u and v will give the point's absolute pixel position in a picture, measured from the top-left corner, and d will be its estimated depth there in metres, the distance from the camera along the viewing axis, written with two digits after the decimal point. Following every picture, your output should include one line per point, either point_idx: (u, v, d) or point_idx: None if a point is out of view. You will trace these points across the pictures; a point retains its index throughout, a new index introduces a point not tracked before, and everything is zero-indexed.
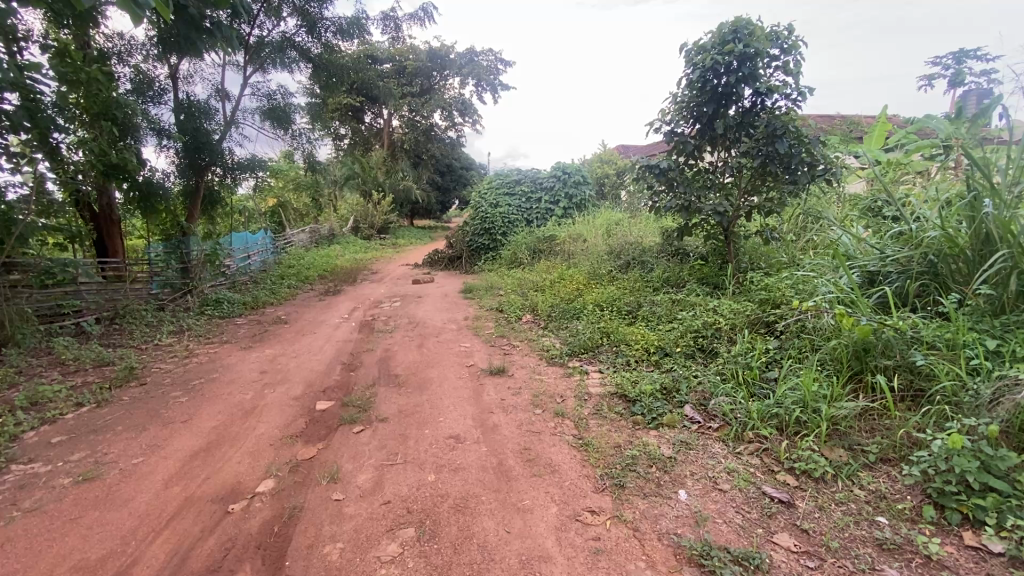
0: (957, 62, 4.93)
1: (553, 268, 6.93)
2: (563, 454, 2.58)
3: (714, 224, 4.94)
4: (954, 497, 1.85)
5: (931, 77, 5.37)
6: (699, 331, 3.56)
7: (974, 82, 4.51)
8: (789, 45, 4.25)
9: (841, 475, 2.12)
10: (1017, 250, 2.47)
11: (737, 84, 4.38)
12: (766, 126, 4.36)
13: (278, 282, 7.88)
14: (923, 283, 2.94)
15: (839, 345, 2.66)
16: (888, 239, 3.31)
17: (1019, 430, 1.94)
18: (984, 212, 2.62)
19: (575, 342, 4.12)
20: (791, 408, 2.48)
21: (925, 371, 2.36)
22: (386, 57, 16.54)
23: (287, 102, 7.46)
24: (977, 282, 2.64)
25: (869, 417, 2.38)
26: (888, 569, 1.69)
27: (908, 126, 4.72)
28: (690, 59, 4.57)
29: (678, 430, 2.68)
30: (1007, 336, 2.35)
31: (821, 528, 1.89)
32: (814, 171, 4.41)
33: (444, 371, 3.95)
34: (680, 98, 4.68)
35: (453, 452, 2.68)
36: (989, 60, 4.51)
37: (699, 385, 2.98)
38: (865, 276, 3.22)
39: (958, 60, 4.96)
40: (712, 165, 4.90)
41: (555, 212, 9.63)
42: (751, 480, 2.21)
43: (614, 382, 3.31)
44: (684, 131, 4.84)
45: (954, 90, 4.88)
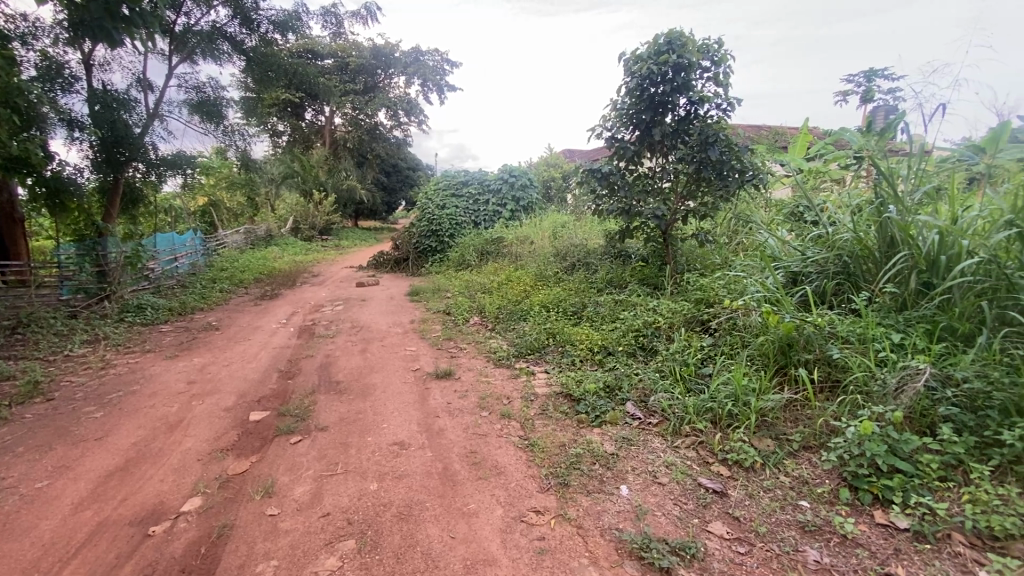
0: (868, 80, 5.38)
1: (502, 270, 6.94)
2: (508, 456, 2.59)
3: (654, 228, 5.13)
4: (865, 479, 2.01)
5: (846, 93, 5.83)
6: (640, 330, 3.69)
7: (883, 99, 4.94)
8: (720, 58, 4.49)
9: (768, 464, 2.25)
10: (916, 252, 2.76)
11: (672, 93, 4.59)
12: (699, 134, 4.61)
13: (209, 286, 7.42)
14: (839, 282, 3.18)
15: (766, 341, 2.83)
16: (808, 242, 3.56)
17: (920, 416, 2.14)
18: (889, 216, 2.90)
19: (522, 343, 4.15)
20: (723, 402, 2.60)
21: (841, 364, 2.54)
22: (328, 53, 16.03)
23: (218, 95, 7.06)
24: (881, 281, 2.90)
25: (792, 408, 2.54)
26: (810, 549, 1.81)
27: (826, 138, 5.09)
28: (628, 68, 4.74)
29: (619, 427, 2.76)
30: (909, 330, 2.58)
31: (751, 514, 2.00)
32: (743, 177, 4.68)
33: (388, 376, 3.86)
34: (620, 105, 4.84)
35: (397, 459, 2.61)
36: (894, 78, 4.97)
37: (639, 382, 3.08)
38: (789, 276, 3.43)
39: (868, 78, 5.42)
40: (651, 170, 5.07)
41: (503, 214, 9.66)
42: (688, 472, 2.30)
43: (560, 382, 3.36)
44: (624, 137, 4.98)
45: (866, 105, 5.32)
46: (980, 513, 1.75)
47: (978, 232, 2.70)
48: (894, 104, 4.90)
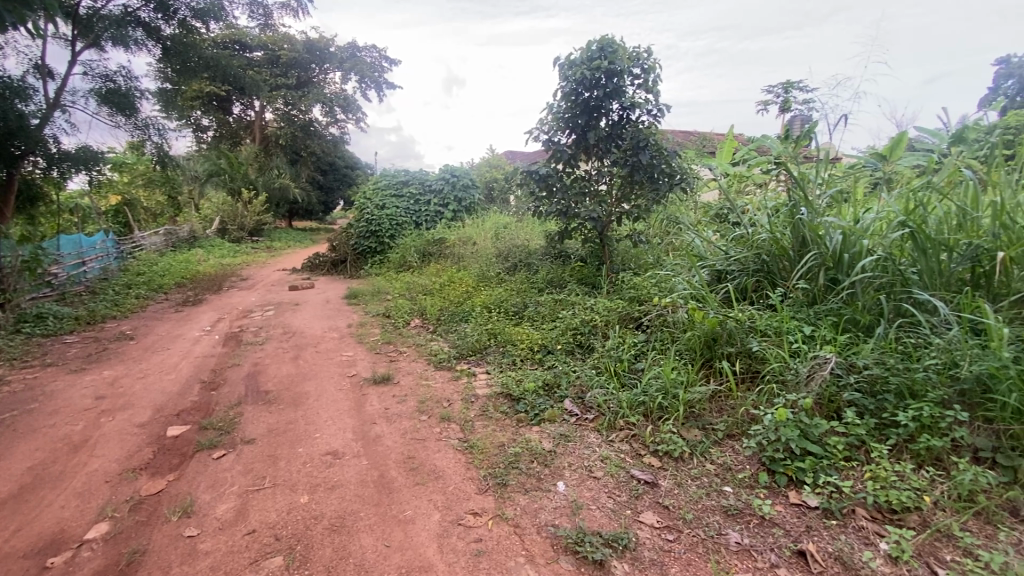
0: (785, 92, 5.80)
1: (443, 271, 6.86)
2: (447, 459, 2.56)
3: (591, 228, 5.27)
4: (781, 462, 2.15)
5: (766, 103, 6.25)
6: (578, 328, 3.77)
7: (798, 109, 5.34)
8: (649, 66, 4.70)
9: (696, 453, 2.37)
10: (825, 251, 3.01)
11: (605, 99, 4.73)
12: (631, 138, 4.79)
13: (123, 292, 6.83)
14: (758, 279, 3.39)
15: (693, 336, 2.97)
16: (730, 241, 3.79)
17: (827, 401, 2.33)
18: (800, 218, 3.14)
19: (463, 345, 4.12)
20: (654, 395, 2.71)
21: (760, 355, 2.72)
22: (257, 45, 15.23)
23: (132, 85, 6.50)
24: (795, 278, 3.13)
25: (717, 398, 2.69)
26: (731, 531, 1.92)
27: (750, 145, 5.43)
28: (563, 72, 4.84)
29: (558, 423, 2.81)
30: (818, 323, 2.80)
31: (679, 502, 2.09)
32: (673, 180, 4.89)
33: (322, 383, 3.71)
34: (556, 108, 4.94)
35: (330, 469, 2.52)
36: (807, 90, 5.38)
37: (577, 379, 3.15)
38: (714, 274, 3.62)
39: (785, 89, 5.83)
40: (587, 172, 5.19)
41: (444, 215, 9.57)
42: (621, 465, 2.37)
43: (500, 381, 3.37)
44: (561, 140, 5.08)
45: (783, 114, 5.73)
46: (877, 488, 1.93)
47: (876, 233, 2.97)
48: (809, 114, 5.31)
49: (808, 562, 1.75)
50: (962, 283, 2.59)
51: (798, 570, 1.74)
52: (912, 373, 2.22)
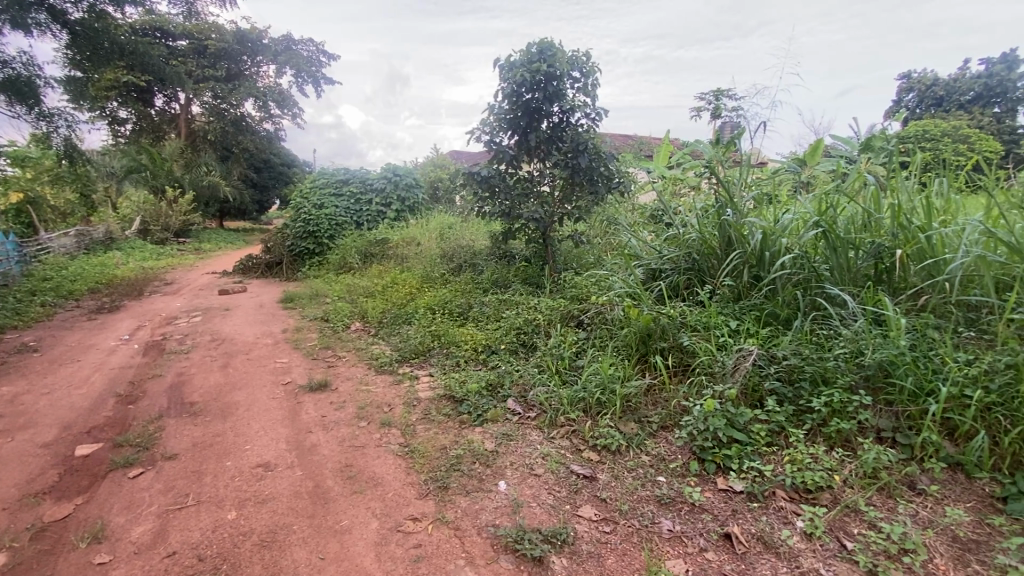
0: (716, 99, 6.11)
1: (386, 273, 6.71)
2: (386, 465, 2.51)
3: (534, 229, 5.32)
4: (710, 450, 2.26)
5: (699, 109, 6.56)
6: (521, 328, 3.80)
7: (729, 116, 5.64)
8: (587, 70, 4.82)
9: (632, 445, 2.45)
10: (748, 250, 3.20)
11: (546, 101, 4.81)
12: (571, 141, 4.91)
13: (25, 299, 6.18)
14: (690, 277, 3.56)
15: (630, 332, 3.07)
16: (664, 241, 3.95)
17: (750, 391, 2.47)
18: (726, 219, 3.33)
19: (405, 348, 4.04)
20: (593, 392, 2.78)
21: (690, 350, 2.85)
22: (181, 33, 14.25)
23: (35, 73, 5.86)
24: (721, 276, 3.30)
25: (652, 392, 2.79)
26: (664, 520, 2.00)
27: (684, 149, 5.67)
28: (503, 74, 4.87)
29: (500, 423, 2.81)
30: (743, 318, 2.97)
31: (616, 495, 2.16)
32: (611, 183, 5.05)
33: (254, 392, 3.53)
34: (498, 109, 4.96)
35: (261, 482, 2.40)
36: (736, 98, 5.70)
37: (520, 378, 3.17)
38: (649, 273, 3.76)
39: (716, 97, 6.14)
40: (530, 173, 5.24)
41: (387, 214, 9.36)
42: (561, 461, 2.41)
43: (443, 384, 3.33)
44: (503, 141, 5.10)
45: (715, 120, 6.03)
46: (795, 470, 2.06)
47: (793, 233, 3.19)
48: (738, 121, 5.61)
49: (734, 544, 1.85)
50: (866, 278, 2.83)
51: (724, 551, 1.83)
52: (824, 362, 2.40)
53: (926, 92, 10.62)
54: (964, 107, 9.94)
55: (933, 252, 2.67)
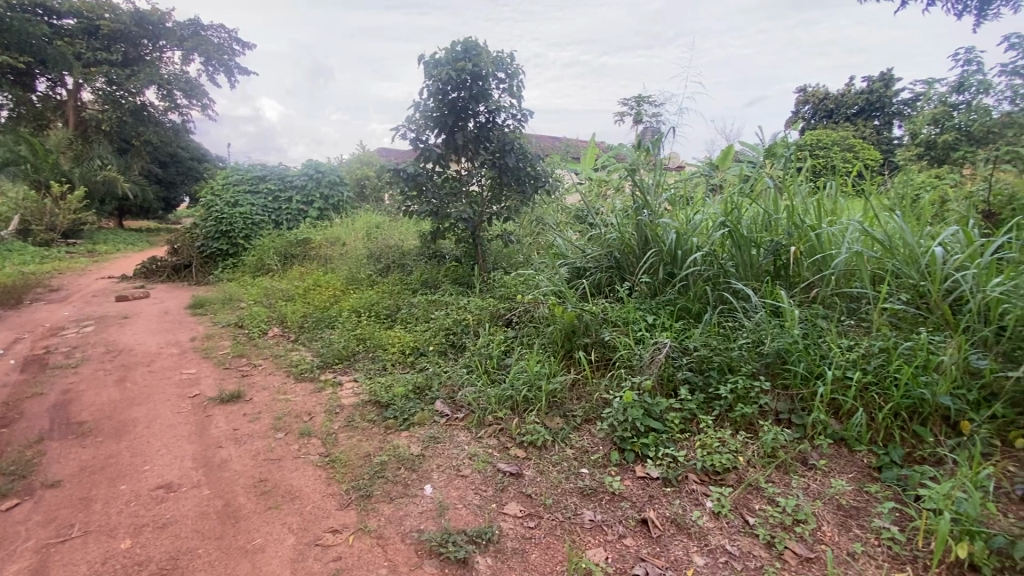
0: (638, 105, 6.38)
1: (308, 275, 6.39)
2: (305, 477, 2.39)
3: (463, 229, 5.29)
4: (629, 440, 2.36)
5: (622, 114, 6.82)
6: (450, 329, 3.77)
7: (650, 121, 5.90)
8: (512, 71, 4.88)
9: (557, 440, 2.50)
10: (663, 249, 3.38)
11: (472, 101, 4.82)
12: (498, 141, 4.95)
13: None
14: (611, 274, 3.69)
15: (555, 330, 3.14)
16: (588, 240, 4.08)
17: (665, 381, 2.61)
18: (643, 219, 3.50)
19: (328, 353, 3.86)
20: (520, 389, 2.81)
21: (611, 344, 2.96)
22: (66, 11, 12.78)
23: None
24: (639, 273, 3.46)
25: (576, 387, 2.87)
26: (586, 510, 2.06)
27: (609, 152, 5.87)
28: (428, 71, 4.81)
29: (427, 426, 2.77)
30: (659, 313, 3.13)
31: (541, 490, 2.19)
32: (538, 183, 5.15)
33: (156, 407, 3.23)
34: (423, 107, 4.88)
35: (161, 505, 2.20)
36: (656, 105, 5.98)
37: (448, 379, 3.14)
38: (574, 271, 3.86)
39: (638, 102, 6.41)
40: (458, 173, 5.19)
41: (308, 213, 8.93)
42: (488, 460, 2.42)
43: (368, 389, 3.22)
44: (429, 139, 5.04)
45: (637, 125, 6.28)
46: (705, 454, 2.20)
47: (703, 232, 3.41)
48: (657, 126, 5.90)
49: (650, 528, 1.95)
50: (766, 274, 3.08)
51: (641, 537, 1.92)
52: (730, 352, 2.58)
53: (820, 104, 11.77)
54: (850, 119, 11.11)
55: (821, 249, 2.96)
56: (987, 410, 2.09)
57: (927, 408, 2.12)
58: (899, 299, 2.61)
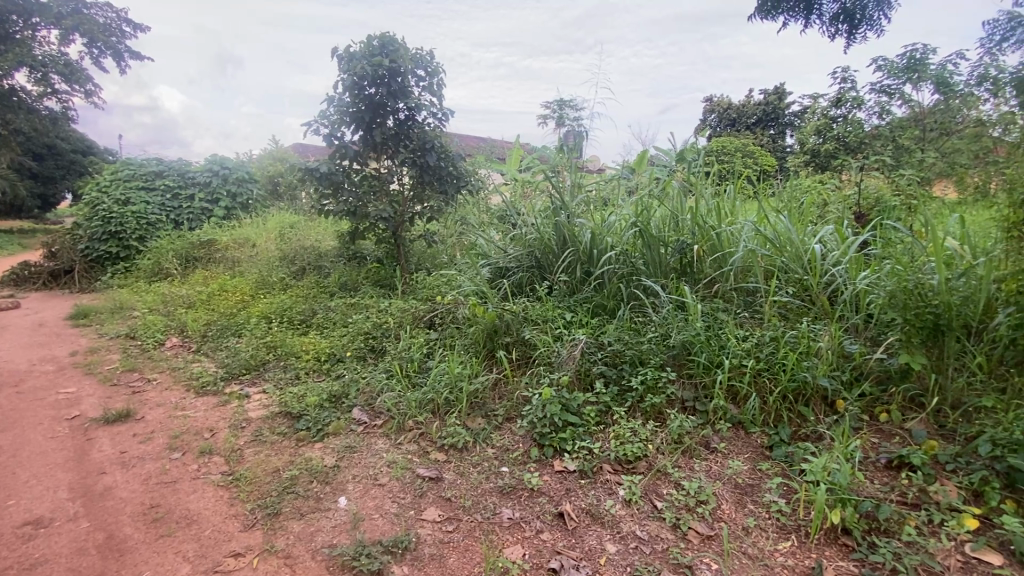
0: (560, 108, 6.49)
1: (212, 279, 5.91)
2: (205, 500, 2.20)
3: (383, 229, 5.14)
4: (548, 436, 2.40)
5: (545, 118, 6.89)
6: (370, 333, 3.65)
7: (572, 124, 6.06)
8: (432, 69, 4.82)
9: (478, 441, 2.49)
10: (580, 248, 3.49)
11: (390, 97, 4.69)
12: (418, 139, 4.86)
13: None
14: (532, 274, 3.74)
15: (476, 330, 3.12)
16: (509, 240, 4.11)
17: (582, 376, 2.68)
18: (561, 220, 3.59)
19: (234, 363, 3.58)
20: (440, 391, 2.77)
21: (531, 342, 2.99)
22: None
23: None
24: (558, 272, 3.55)
25: (497, 386, 2.87)
26: (505, 509, 2.08)
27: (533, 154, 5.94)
28: (342, 65, 4.62)
29: (343, 436, 2.65)
30: (576, 310, 3.22)
31: (460, 492, 2.17)
32: (460, 183, 5.12)
33: (24, 433, 2.84)
34: (338, 102, 4.68)
35: (28, 544, 1.94)
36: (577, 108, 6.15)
37: (367, 385, 3.03)
38: (496, 271, 3.88)
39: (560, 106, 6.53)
40: (376, 171, 5.03)
41: (214, 212, 8.26)
42: (408, 466, 2.36)
43: (279, 400, 3.03)
44: (345, 136, 4.84)
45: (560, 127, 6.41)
46: (618, 445, 2.29)
47: (618, 232, 3.56)
48: (579, 129, 6.07)
49: (566, 521, 1.99)
50: (674, 271, 3.28)
51: (558, 530, 1.96)
52: (641, 346, 2.70)
53: (724, 113, 12.70)
54: (750, 128, 12.09)
55: (721, 247, 3.20)
56: (857, 388, 2.35)
57: (809, 389, 2.35)
58: (787, 292, 2.87)
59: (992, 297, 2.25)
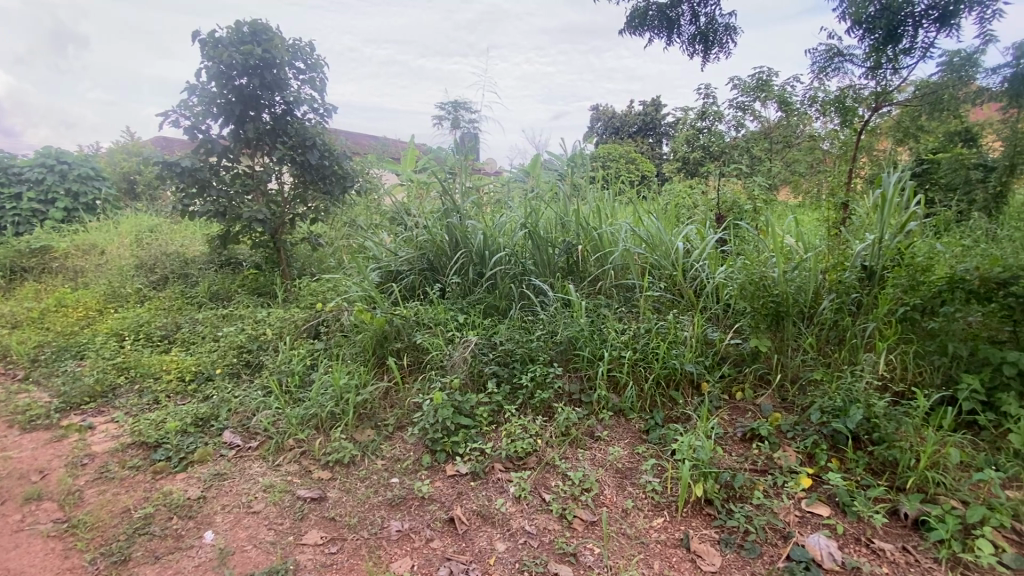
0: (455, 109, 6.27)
1: (47, 293, 5.03)
2: (30, 555, 1.87)
3: (260, 232, 4.73)
4: (440, 440, 2.36)
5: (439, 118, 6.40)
6: (244, 346, 3.34)
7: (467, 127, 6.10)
8: (312, 62, 4.54)
9: (366, 454, 2.38)
10: (472, 250, 3.49)
11: (264, 89, 4.33)
12: (296, 135, 4.52)
13: None
14: (424, 277, 3.67)
15: (364, 337, 2.99)
16: (400, 242, 3.99)
17: (474, 378, 2.68)
18: (451, 221, 3.57)
19: (73, 390, 3.07)
20: (325, 404, 2.60)
21: (422, 347, 2.92)
22: None
23: None
24: (450, 273, 3.52)
25: (387, 395, 2.77)
26: (393, 521, 2.01)
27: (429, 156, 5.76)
28: (205, 51, 4.18)
29: (211, 463, 2.39)
30: (468, 312, 3.21)
31: (345, 509, 2.06)
32: (346, 183, 4.87)
33: None
34: (202, 91, 4.23)
35: None
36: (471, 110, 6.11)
37: (240, 405, 2.76)
38: (386, 274, 3.74)
39: (455, 107, 6.25)
40: (250, 169, 4.61)
41: (49, 214, 7.04)
42: (287, 488, 2.19)
43: (131, 428, 2.65)
44: (211, 129, 4.38)
45: (455, 129, 6.29)
46: (509, 442, 2.32)
47: (508, 233, 3.62)
48: (474, 133, 6.12)
49: (456, 525, 1.98)
50: (561, 270, 3.41)
51: (448, 536, 1.94)
52: (530, 344, 2.77)
53: (609, 122, 13.54)
54: (632, 136, 13.00)
55: (603, 246, 3.39)
56: (718, 371, 2.62)
57: (678, 375, 2.57)
58: (659, 287, 3.12)
59: (819, 286, 2.63)
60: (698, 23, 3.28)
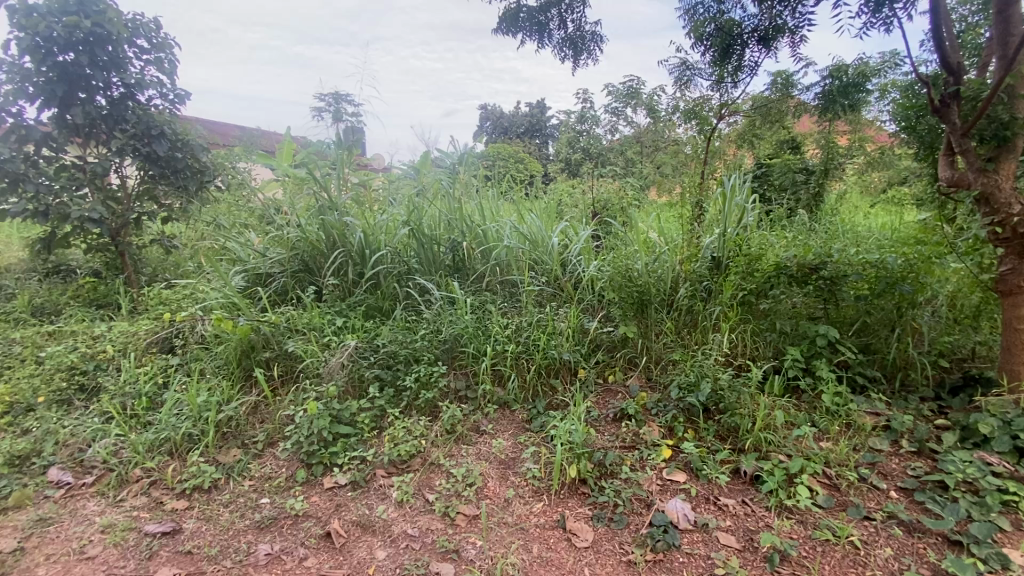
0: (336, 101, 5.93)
1: None
2: None
3: (96, 234, 4.09)
4: (316, 453, 2.23)
5: (319, 111, 6.08)
6: (76, 367, 2.86)
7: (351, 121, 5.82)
8: (158, 41, 4.01)
9: (230, 476, 2.18)
10: (349, 249, 3.35)
11: (95, 68, 3.74)
12: (139, 123, 3.95)
13: None
14: (298, 279, 3.43)
15: (227, 348, 2.72)
16: (270, 242, 3.68)
17: (353, 383, 2.57)
18: (327, 219, 3.38)
19: None
20: (179, 426, 2.33)
21: (295, 354, 2.73)
22: None
23: None
24: (327, 274, 3.33)
25: (256, 410, 2.55)
26: (262, 545, 1.86)
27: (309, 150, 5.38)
28: (14, 18, 3.50)
29: (31, 508, 2.03)
30: (346, 314, 3.07)
31: (204, 540, 1.87)
32: (204, 179, 4.38)
33: None
34: (11, 66, 3.54)
35: None
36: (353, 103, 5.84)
37: (70, 436, 2.36)
38: (254, 277, 3.44)
39: (336, 99, 5.93)
40: (80, 161, 3.96)
41: None
42: (133, 525, 1.93)
43: None
44: (25, 111, 3.68)
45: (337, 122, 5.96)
46: (391, 446, 2.26)
47: (388, 231, 3.52)
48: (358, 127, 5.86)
49: (333, 539, 1.89)
50: (447, 268, 3.39)
51: (324, 552, 1.84)
52: (414, 344, 2.72)
53: (498, 121, 13.76)
54: (520, 137, 13.34)
55: (486, 242, 3.42)
56: (593, 358, 2.79)
57: (557, 365, 2.69)
58: (540, 281, 3.23)
59: (676, 276, 2.91)
60: (567, 29, 3.44)
